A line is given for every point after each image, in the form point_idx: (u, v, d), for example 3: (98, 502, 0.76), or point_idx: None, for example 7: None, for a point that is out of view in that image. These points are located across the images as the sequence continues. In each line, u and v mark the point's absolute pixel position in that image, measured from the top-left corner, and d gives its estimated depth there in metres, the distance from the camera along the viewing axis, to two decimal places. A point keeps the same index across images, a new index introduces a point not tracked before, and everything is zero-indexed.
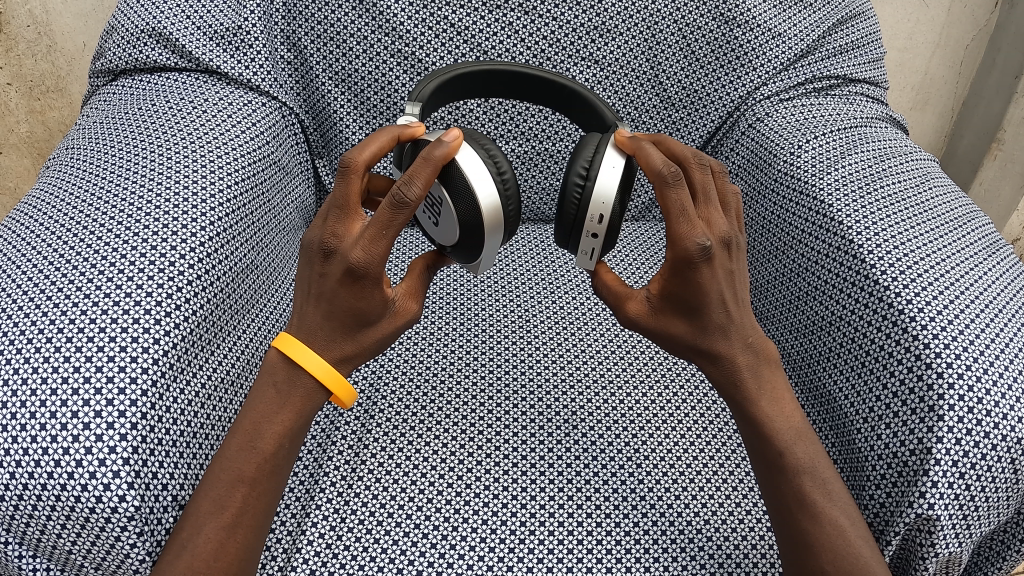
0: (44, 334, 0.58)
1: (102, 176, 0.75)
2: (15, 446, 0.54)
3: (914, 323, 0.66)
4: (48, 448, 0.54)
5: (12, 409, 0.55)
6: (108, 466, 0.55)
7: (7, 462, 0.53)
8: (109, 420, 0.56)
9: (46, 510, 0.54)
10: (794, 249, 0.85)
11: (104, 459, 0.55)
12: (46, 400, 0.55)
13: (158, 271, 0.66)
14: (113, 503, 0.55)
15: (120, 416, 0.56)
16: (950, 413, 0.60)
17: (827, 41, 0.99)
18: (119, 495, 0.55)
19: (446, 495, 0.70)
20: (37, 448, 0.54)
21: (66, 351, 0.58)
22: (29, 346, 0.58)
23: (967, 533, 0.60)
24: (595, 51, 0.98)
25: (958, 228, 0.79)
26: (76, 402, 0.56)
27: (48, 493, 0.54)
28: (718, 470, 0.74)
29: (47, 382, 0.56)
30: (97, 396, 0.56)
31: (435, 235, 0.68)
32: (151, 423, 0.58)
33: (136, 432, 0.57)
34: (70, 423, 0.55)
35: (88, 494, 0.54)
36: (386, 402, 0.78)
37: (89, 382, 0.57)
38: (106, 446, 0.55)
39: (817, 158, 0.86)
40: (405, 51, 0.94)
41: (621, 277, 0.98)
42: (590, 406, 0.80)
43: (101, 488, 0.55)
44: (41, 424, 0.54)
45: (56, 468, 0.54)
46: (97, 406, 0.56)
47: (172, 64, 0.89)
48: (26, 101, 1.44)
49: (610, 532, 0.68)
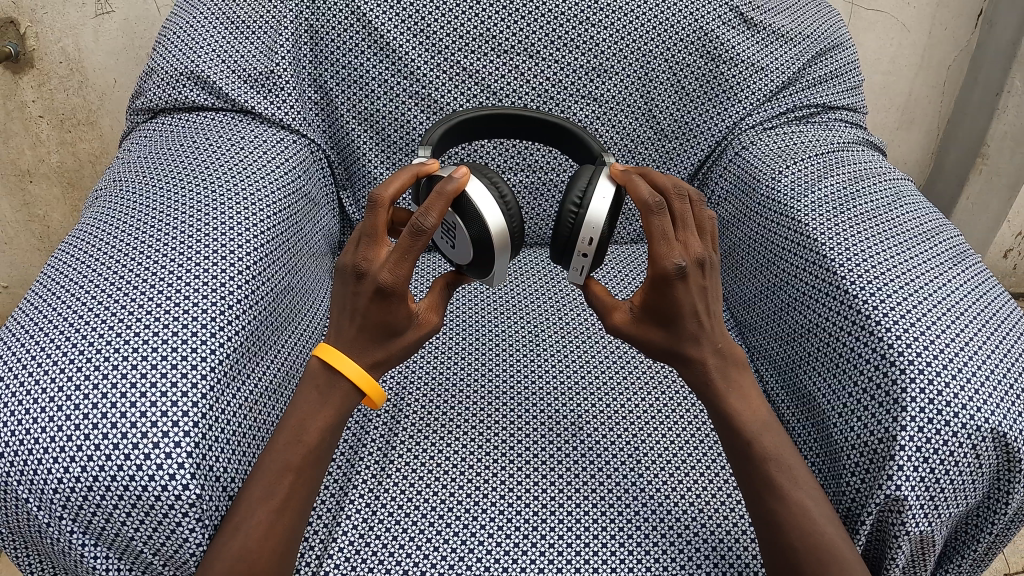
0: (115, 345, 0.67)
1: (152, 208, 0.84)
2: (87, 442, 0.62)
3: (881, 327, 0.75)
4: (118, 445, 0.62)
5: (84, 410, 0.63)
6: (173, 458, 0.63)
7: (79, 458, 0.62)
8: (173, 420, 0.64)
9: (113, 499, 0.62)
10: (778, 264, 0.92)
11: (169, 452, 0.63)
12: (117, 401, 0.64)
13: (211, 291, 0.75)
14: (176, 491, 0.63)
15: (183, 415, 0.65)
16: (912, 404, 0.69)
17: (807, 72, 1.07)
18: (181, 484, 0.63)
19: (467, 490, 0.78)
20: (108, 444, 0.62)
21: (133, 361, 0.66)
22: (100, 355, 0.66)
23: (936, 512, 0.68)
24: (594, 89, 1.06)
25: (927, 240, 0.88)
26: (144, 403, 0.64)
27: (117, 484, 0.61)
28: (710, 466, 0.82)
29: (117, 386, 0.64)
30: (163, 397, 0.65)
31: (454, 255, 0.75)
32: (209, 422, 0.67)
33: (197, 429, 0.65)
34: (139, 421, 0.63)
35: (153, 483, 0.62)
36: (411, 409, 0.87)
37: (156, 386, 0.65)
38: (172, 441, 0.64)
39: (795, 182, 0.95)
40: (421, 92, 1.03)
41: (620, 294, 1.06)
42: (593, 410, 0.89)
43: (166, 477, 0.62)
44: (111, 423, 0.63)
45: (125, 462, 0.62)
46: (163, 407, 0.65)
47: (210, 105, 0.97)
48: (58, 133, 1.53)
49: (612, 520, 0.76)
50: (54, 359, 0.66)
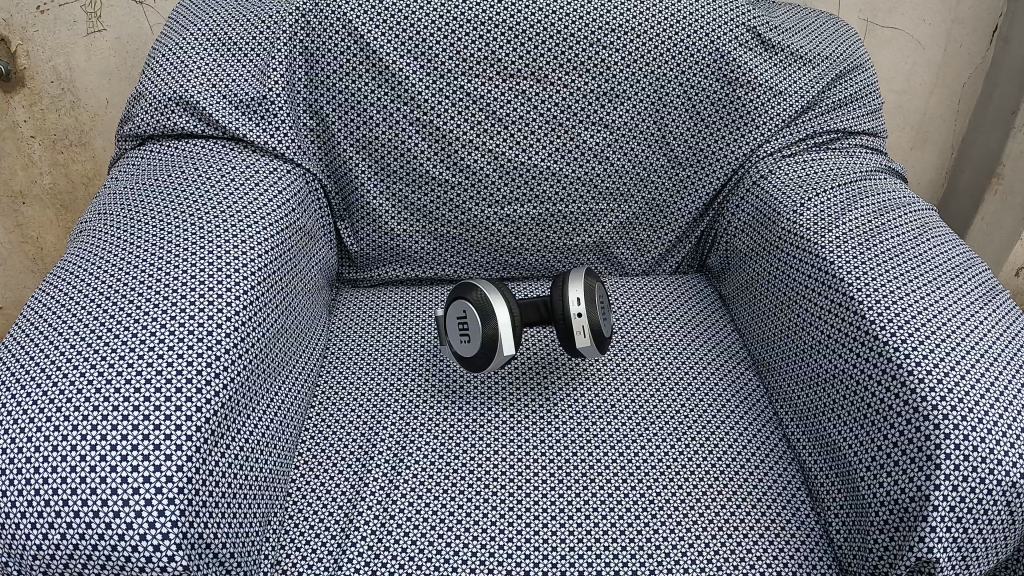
0: (92, 403, 0.61)
1: (135, 244, 0.79)
2: (67, 510, 0.56)
3: (911, 376, 0.68)
4: (100, 510, 0.57)
5: (62, 475, 0.57)
6: (158, 527, 0.58)
7: (61, 524, 0.56)
8: (157, 485, 0.59)
9: (94, 568, 0.57)
10: (799, 304, 0.86)
11: (153, 521, 0.58)
12: (97, 465, 0.58)
13: (197, 340, 0.69)
14: (163, 561, 0.57)
15: (168, 480, 0.59)
16: (947, 461, 0.63)
17: (826, 96, 1.02)
18: (168, 554, 0.57)
19: (474, 549, 0.70)
20: (87, 512, 0.56)
21: (114, 420, 0.61)
22: (77, 414, 0.61)
23: (967, 573, 0.63)
24: (604, 116, 0.99)
25: (955, 277, 0.83)
26: (124, 467, 0.59)
27: (99, 553, 0.56)
28: (746, 517, 0.75)
29: (95, 449, 0.59)
30: (145, 462, 0.59)
31: (473, 330, 0.82)
32: (196, 486, 0.61)
33: (184, 495, 0.60)
34: (119, 487, 0.58)
35: (137, 552, 0.57)
36: (416, 446, 0.80)
37: (136, 448, 0.60)
38: (156, 509, 0.58)
39: (818, 214, 0.89)
40: (422, 118, 0.96)
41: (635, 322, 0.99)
42: (609, 449, 0.80)
43: (151, 547, 0.57)
44: (90, 488, 0.57)
45: (107, 530, 0.56)
46: (146, 472, 0.59)
47: (199, 131, 0.93)
48: (50, 153, 1.48)
49: (630, 568, 0.69)
50: (26, 412, 0.61)
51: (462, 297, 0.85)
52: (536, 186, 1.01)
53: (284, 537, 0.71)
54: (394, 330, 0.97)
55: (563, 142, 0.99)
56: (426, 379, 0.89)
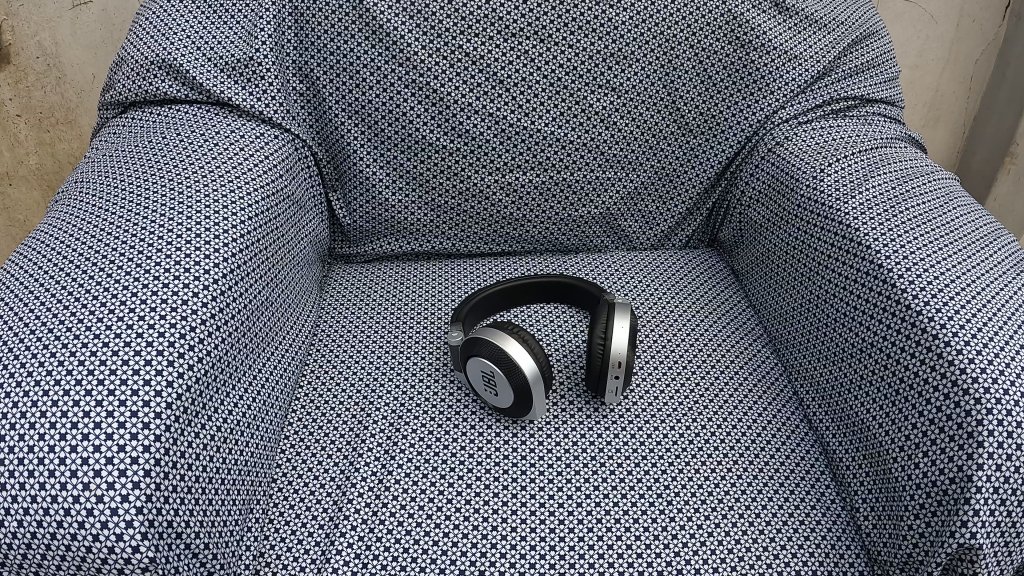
0: (51, 375, 0.56)
1: (110, 213, 0.74)
2: (22, 492, 0.51)
3: (951, 348, 0.64)
4: (58, 496, 0.51)
5: (18, 453, 0.52)
6: (120, 516, 0.52)
7: (14, 511, 0.50)
8: (120, 467, 0.54)
9: (55, 560, 0.51)
10: (822, 276, 0.82)
11: (115, 509, 0.52)
12: (54, 445, 0.53)
13: (171, 310, 0.64)
14: (126, 554, 0.52)
15: (132, 462, 0.54)
16: (990, 439, 0.58)
17: (844, 61, 0.97)
18: (132, 546, 0.52)
19: (473, 539, 0.66)
20: (45, 496, 0.51)
21: (75, 395, 0.55)
22: (34, 387, 0.55)
23: (1008, 554, 0.59)
24: (613, 78, 0.94)
25: (986, 246, 0.78)
26: (85, 449, 0.53)
27: (59, 543, 0.51)
28: (762, 503, 0.70)
29: (54, 428, 0.53)
30: (107, 441, 0.54)
31: (502, 384, 0.66)
32: (165, 469, 0.56)
33: (150, 479, 0.55)
34: (80, 469, 0.53)
35: (99, 543, 0.51)
36: (411, 428, 0.75)
37: (99, 427, 0.54)
38: (118, 495, 0.53)
39: (840, 181, 0.85)
40: (419, 81, 0.91)
41: (642, 298, 0.94)
42: (618, 432, 0.75)
43: (113, 537, 0.52)
44: (49, 471, 0.52)
45: (65, 517, 0.51)
46: (108, 452, 0.54)
47: (183, 96, 0.88)
48: (36, 132, 1.43)
49: (643, 561, 0.65)
50: None
51: (473, 352, 0.67)
52: (540, 153, 0.96)
53: (267, 527, 0.66)
54: (392, 306, 0.92)
55: (567, 107, 0.94)
56: (426, 356, 0.84)
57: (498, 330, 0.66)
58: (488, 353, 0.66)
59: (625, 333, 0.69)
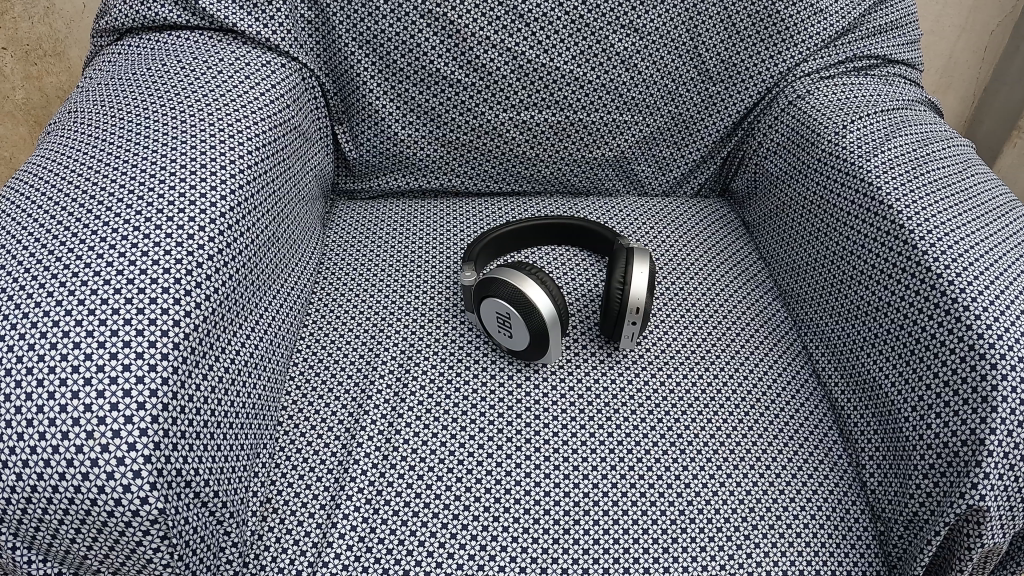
0: (49, 317, 0.53)
1: (109, 140, 0.71)
2: (21, 444, 0.48)
3: (969, 312, 0.61)
4: (59, 446, 0.48)
5: (16, 404, 0.49)
6: (127, 465, 0.49)
7: (12, 464, 0.48)
8: (125, 414, 0.50)
9: (58, 513, 0.48)
10: (838, 232, 0.80)
11: (121, 458, 0.49)
12: (54, 392, 0.50)
13: (175, 245, 0.60)
14: (133, 506, 0.49)
15: (137, 410, 0.51)
16: (1004, 406, 0.56)
17: (869, 18, 0.93)
18: (140, 498, 0.49)
19: (485, 484, 0.64)
20: (46, 447, 0.48)
21: (76, 337, 0.52)
22: (33, 329, 0.52)
23: (1011, 524, 0.57)
24: (635, 19, 0.91)
25: (1004, 215, 0.75)
26: (88, 395, 0.50)
27: (61, 496, 0.48)
28: (780, 460, 0.69)
29: (55, 371, 0.50)
30: (111, 386, 0.51)
31: (518, 327, 0.66)
32: (173, 415, 0.53)
33: (158, 425, 0.51)
34: (83, 417, 0.49)
35: (103, 497, 0.48)
36: (421, 368, 0.73)
37: (102, 370, 0.51)
38: (125, 442, 0.49)
39: (860, 141, 0.82)
40: (435, 11, 0.87)
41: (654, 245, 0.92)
42: (632, 379, 0.74)
43: (119, 489, 0.49)
44: (50, 420, 0.49)
45: (67, 470, 0.48)
46: (112, 397, 0.51)
47: (183, 22, 0.85)
48: (23, 66, 1.37)
49: (661, 511, 0.63)
50: None
51: (488, 294, 0.66)
52: (556, 92, 0.93)
53: (273, 472, 0.64)
54: (397, 244, 0.90)
55: (587, 46, 0.91)
56: (435, 295, 0.82)
57: (516, 272, 0.65)
58: (505, 295, 0.65)
59: (645, 278, 0.68)
